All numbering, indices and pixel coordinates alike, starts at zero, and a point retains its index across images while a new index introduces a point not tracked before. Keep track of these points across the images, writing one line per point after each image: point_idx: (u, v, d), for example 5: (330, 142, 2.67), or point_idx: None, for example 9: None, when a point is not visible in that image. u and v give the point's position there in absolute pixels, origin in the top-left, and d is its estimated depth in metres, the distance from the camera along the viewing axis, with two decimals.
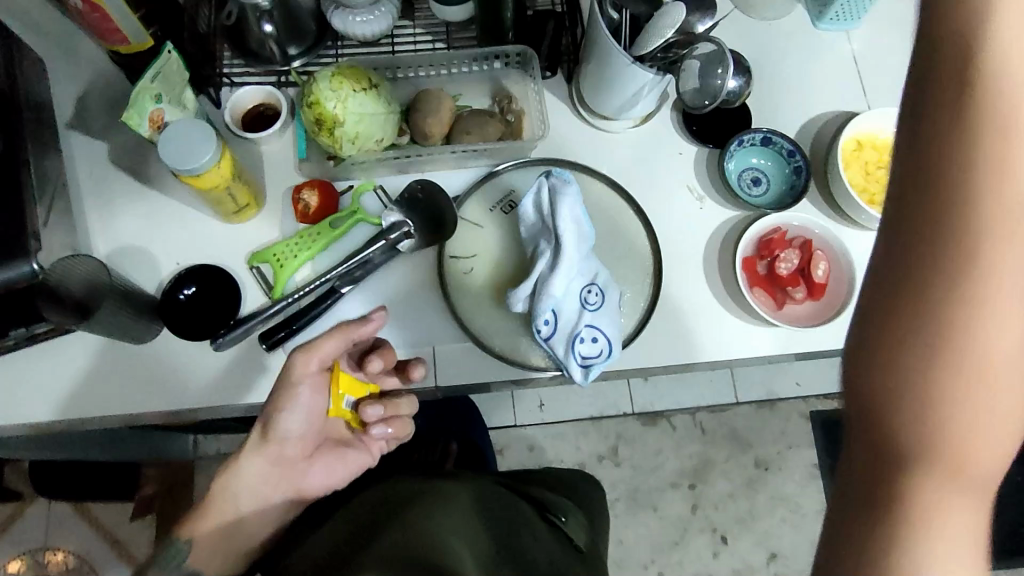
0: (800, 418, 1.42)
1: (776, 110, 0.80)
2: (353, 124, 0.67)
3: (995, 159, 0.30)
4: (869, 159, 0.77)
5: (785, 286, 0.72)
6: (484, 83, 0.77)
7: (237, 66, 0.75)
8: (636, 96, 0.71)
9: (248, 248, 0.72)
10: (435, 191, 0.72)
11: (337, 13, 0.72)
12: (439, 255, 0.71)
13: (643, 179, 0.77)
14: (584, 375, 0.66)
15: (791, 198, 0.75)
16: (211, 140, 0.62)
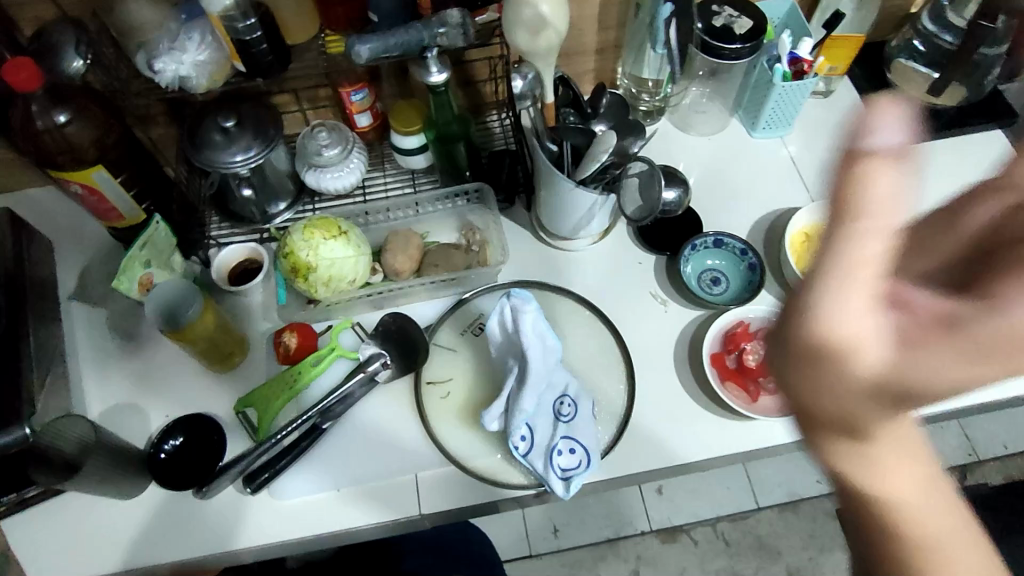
0: (827, 517, 1.36)
1: (726, 216, 0.86)
2: (326, 269, 0.73)
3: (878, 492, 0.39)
4: (819, 248, 0.80)
5: (756, 378, 0.72)
6: (451, 218, 0.84)
7: (225, 229, 0.83)
8: (587, 215, 0.77)
9: (235, 394, 0.75)
10: (407, 321, 0.76)
11: (310, 172, 0.80)
12: (416, 382, 0.74)
13: (607, 289, 0.81)
14: (566, 488, 0.65)
15: (748, 291, 0.78)
16: (197, 294, 0.69)
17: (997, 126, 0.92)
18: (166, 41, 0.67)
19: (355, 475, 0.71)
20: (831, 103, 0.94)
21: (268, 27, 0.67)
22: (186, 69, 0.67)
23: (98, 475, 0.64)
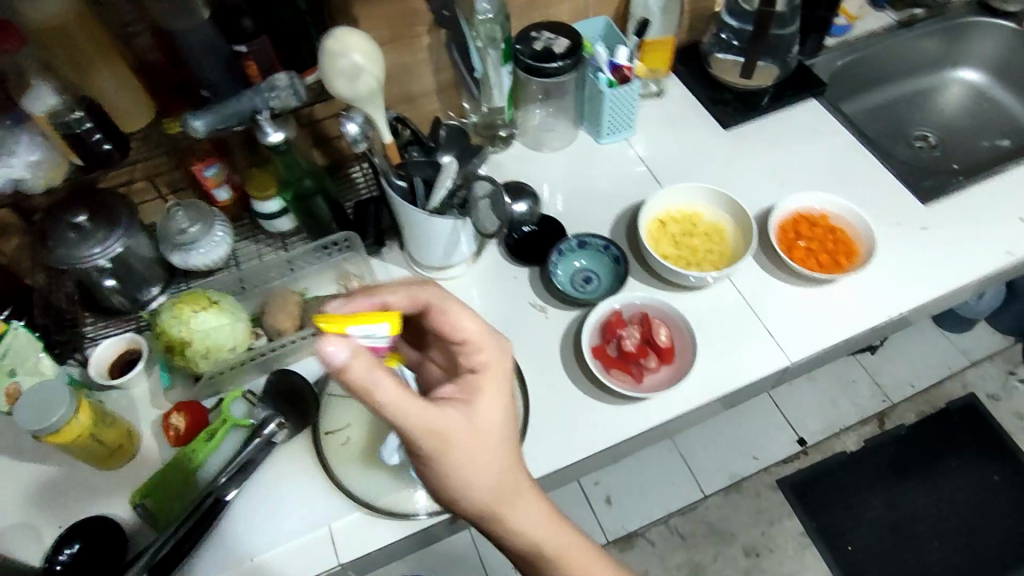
0: (769, 490, 1.40)
1: (588, 220, 0.91)
2: (201, 341, 0.73)
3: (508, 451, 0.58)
4: (674, 231, 0.86)
5: (637, 360, 0.76)
6: (329, 271, 0.85)
7: (100, 326, 0.82)
8: (452, 241, 0.79)
9: (132, 488, 0.73)
10: (292, 375, 0.77)
11: (176, 253, 0.80)
12: (314, 435, 0.74)
13: (489, 308, 0.83)
14: None
15: (617, 282, 0.83)
16: (64, 394, 0.67)
17: (812, 96, 1.01)
18: None
19: (268, 539, 0.70)
20: (665, 101, 1.02)
21: (99, 118, 0.69)
22: (19, 171, 0.67)
23: None
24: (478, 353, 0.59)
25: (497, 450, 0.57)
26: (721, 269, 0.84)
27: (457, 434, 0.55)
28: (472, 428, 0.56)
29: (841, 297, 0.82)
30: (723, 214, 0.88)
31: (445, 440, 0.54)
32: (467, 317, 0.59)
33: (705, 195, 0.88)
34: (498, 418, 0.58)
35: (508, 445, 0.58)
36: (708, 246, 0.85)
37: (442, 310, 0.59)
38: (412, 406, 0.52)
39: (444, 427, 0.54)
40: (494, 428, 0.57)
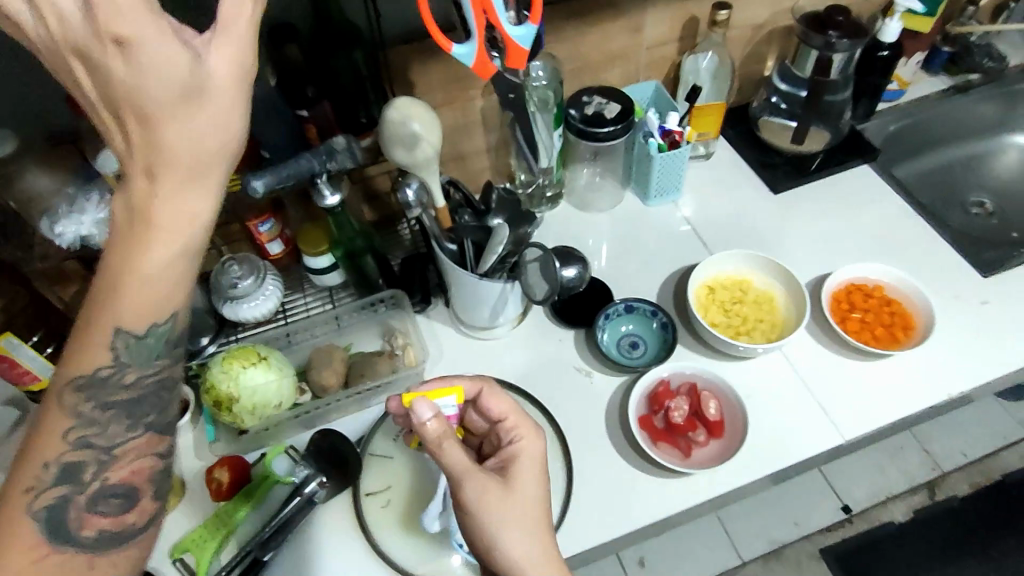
0: (811, 559, 1.34)
1: (635, 282, 0.90)
2: (249, 397, 0.73)
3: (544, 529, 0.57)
4: (723, 298, 0.85)
5: (685, 433, 0.74)
6: (374, 327, 0.86)
7: None
8: (499, 302, 0.80)
9: (169, 541, 0.72)
10: (335, 435, 0.76)
11: (227, 305, 0.82)
12: (354, 495, 0.73)
13: (533, 370, 0.83)
14: None
15: (665, 349, 0.82)
16: None
17: (863, 161, 1.00)
18: (64, 205, 0.70)
19: None
20: (712, 164, 1.02)
21: None
22: (87, 228, 0.70)
23: None
24: (516, 430, 0.62)
25: (534, 524, 0.57)
26: (773, 340, 0.82)
27: (491, 494, 0.57)
28: (512, 495, 0.57)
29: (898, 372, 0.80)
30: (773, 282, 0.86)
31: (486, 496, 0.57)
32: (501, 398, 0.63)
33: (756, 263, 0.87)
34: (537, 492, 0.59)
35: (541, 516, 0.58)
36: (759, 315, 0.84)
37: (486, 396, 0.64)
38: (459, 464, 0.57)
39: (483, 489, 0.57)
40: (535, 500, 0.58)
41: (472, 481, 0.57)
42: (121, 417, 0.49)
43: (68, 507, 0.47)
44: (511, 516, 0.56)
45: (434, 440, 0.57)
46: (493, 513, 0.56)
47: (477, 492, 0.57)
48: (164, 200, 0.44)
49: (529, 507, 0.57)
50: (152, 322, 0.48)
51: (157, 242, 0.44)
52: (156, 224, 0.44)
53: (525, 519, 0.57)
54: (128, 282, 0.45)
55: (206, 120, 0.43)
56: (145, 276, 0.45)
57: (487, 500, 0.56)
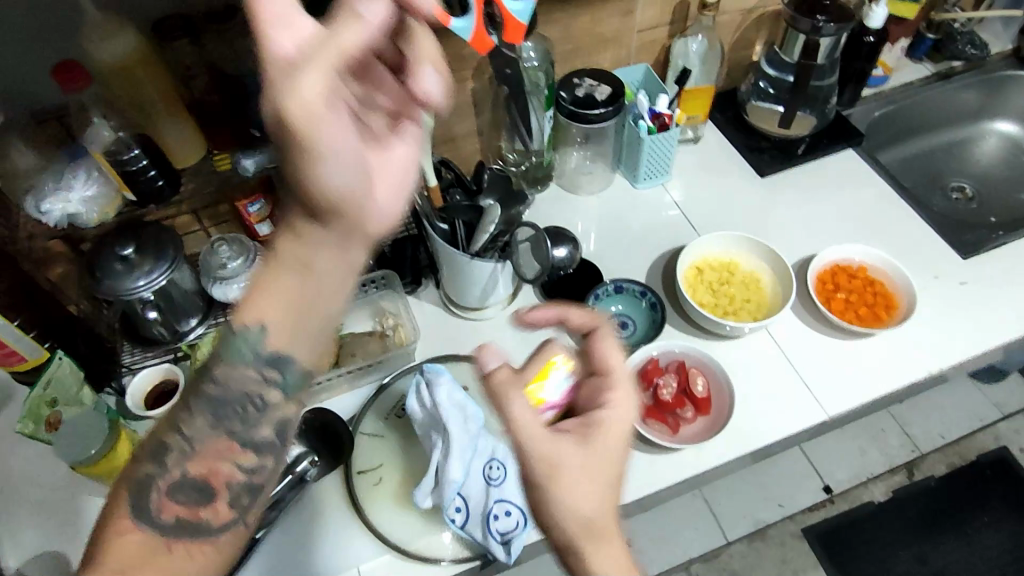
0: (794, 538, 1.37)
1: (624, 264, 0.91)
2: None
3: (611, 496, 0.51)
4: (711, 278, 0.86)
5: (673, 410, 0.76)
6: (365, 307, 0.86)
7: (137, 354, 0.82)
8: (491, 282, 0.80)
9: None
10: (327, 414, 0.76)
11: (216, 285, 0.81)
12: (346, 473, 0.73)
13: (524, 350, 0.83)
14: (508, 551, 0.66)
15: (654, 329, 0.83)
16: (104, 428, 0.70)
17: (849, 146, 1.02)
18: (52, 181, 0.69)
19: None
20: (700, 147, 1.02)
21: (153, 153, 0.71)
22: (74, 206, 0.69)
23: None
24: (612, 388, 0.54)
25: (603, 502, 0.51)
26: (759, 319, 0.83)
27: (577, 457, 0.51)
28: (591, 455, 0.51)
29: (881, 351, 0.81)
30: (760, 262, 0.87)
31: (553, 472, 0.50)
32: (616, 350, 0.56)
33: (743, 244, 0.88)
34: (620, 454, 0.53)
35: (614, 483, 0.52)
36: (746, 295, 0.85)
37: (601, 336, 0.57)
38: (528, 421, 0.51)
39: (576, 448, 0.51)
40: (609, 462, 0.52)
41: (545, 443, 0.51)
42: (210, 413, 0.51)
43: (149, 491, 0.50)
44: (580, 490, 0.50)
45: (510, 379, 0.53)
46: (552, 479, 0.50)
47: (540, 446, 0.51)
48: (322, 243, 0.46)
49: (585, 469, 0.51)
50: (261, 332, 0.49)
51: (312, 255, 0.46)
52: (314, 272, 0.47)
53: (554, 478, 0.50)
54: (303, 316, 0.49)
55: (353, 196, 0.45)
56: (273, 289, 0.48)
57: (543, 465, 0.51)
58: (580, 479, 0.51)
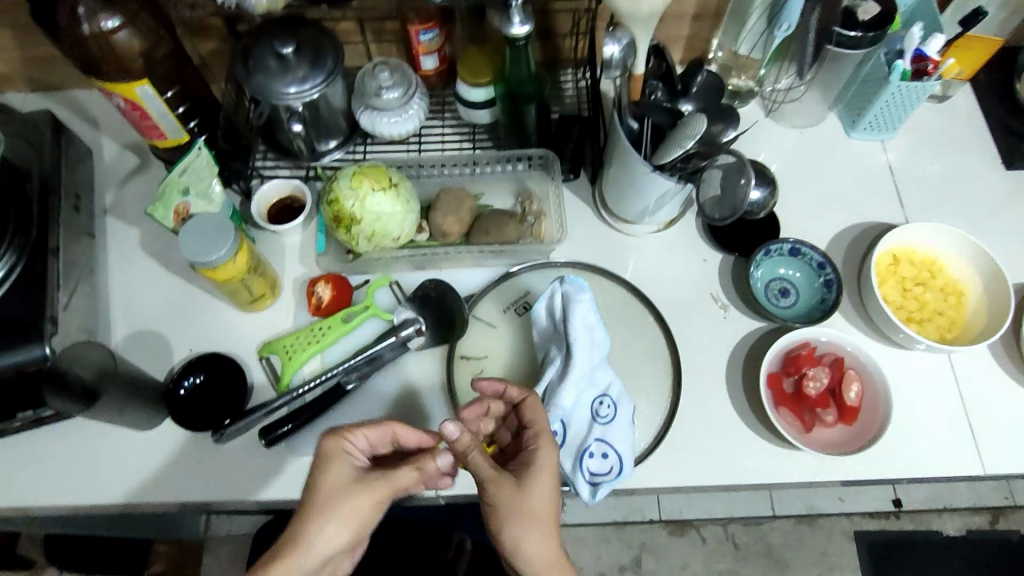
0: (843, 537, 1.23)
1: (808, 221, 0.78)
2: (370, 222, 0.68)
3: (525, 511, 0.53)
4: (906, 274, 0.73)
5: (814, 408, 0.66)
6: (508, 182, 0.78)
7: (270, 160, 0.78)
8: (659, 201, 0.70)
9: (259, 337, 0.72)
10: (448, 291, 0.70)
11: (366, 113, 0.74)
12: (449, 355, 0.69)
13: (663, 284, 0.75)
14: (592, 493, 0.62)
15: (821, 312, 0.71)
16: (230, 234, 0.64)
17: None
18: None
19: None
20: (944, 111, 0.84)
21: None
22: None
23: (116, 403, 0.63)
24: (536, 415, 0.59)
25: (551, 469, 0.55)
26: (946, 340, 0.71)
27: (545, 482, 0.55)
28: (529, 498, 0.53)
29: None
30: (971, 274, 0.73)
31: (529, 517, 0.53)
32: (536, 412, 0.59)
33: (963, 247, 0.73)
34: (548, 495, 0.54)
35: (541, 491, 0.54)
36: (940, 307, 0.72)
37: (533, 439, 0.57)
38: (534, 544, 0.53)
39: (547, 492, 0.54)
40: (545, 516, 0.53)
41: (531, 471, 0.55)
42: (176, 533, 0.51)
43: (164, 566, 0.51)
44: (521, 505, 0.53)
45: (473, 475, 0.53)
46: (522, 523, 0.52)
47: (536, 487, 0.54)
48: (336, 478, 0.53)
49: (544, 518, 0.53)
50: None
51: (338, 475, 0.53)
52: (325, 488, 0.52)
53: (522, 509, 0.53)
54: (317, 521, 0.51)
55: None
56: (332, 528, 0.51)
57: (540, 514, 0.53)
58: (539, 514, 0.53)
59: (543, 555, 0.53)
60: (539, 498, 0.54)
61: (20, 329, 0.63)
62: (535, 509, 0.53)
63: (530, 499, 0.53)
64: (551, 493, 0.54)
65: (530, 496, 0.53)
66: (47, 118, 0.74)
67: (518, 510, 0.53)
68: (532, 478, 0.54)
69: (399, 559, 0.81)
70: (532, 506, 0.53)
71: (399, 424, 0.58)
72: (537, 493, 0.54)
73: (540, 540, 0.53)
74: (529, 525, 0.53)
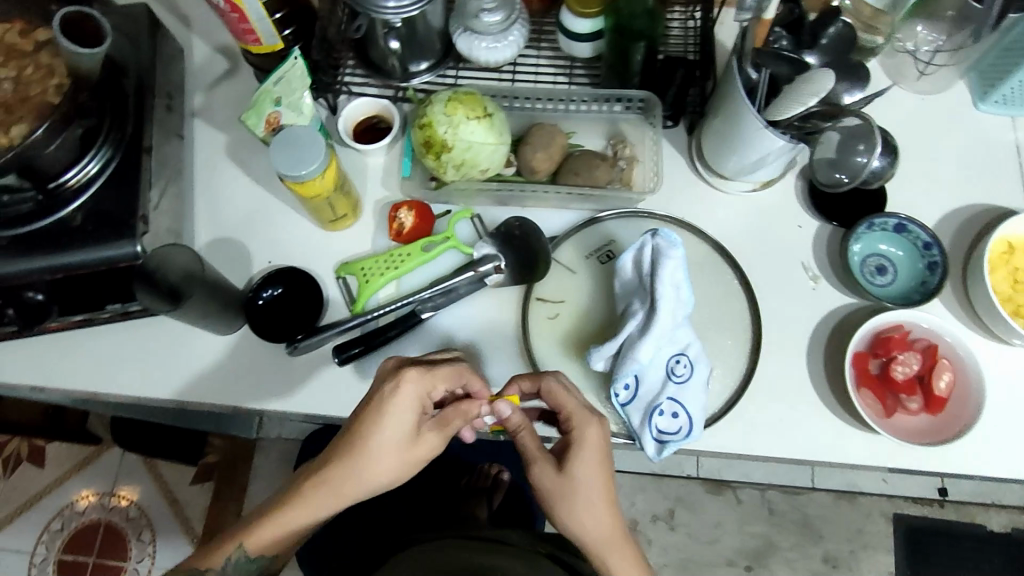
0: (881, 518, 1.18)
1: (918, 196, 0.73)
2: (461, 151, 0.66)
3: (570, 496, 0.54)
4: (1020, 265, 0.68)
5: (899, 393, 0.64)
6: (601, 124, 0.74)
7: (358, 77, 0.75)
8: (762, 160, 0.66)
9: (338, 256, 0.72)
10: (532, 230, 0.69)
11: (464, 35, 0.71)
12: (526, 295, 0.69)
13: (752, 247, 0.71)
14: (658, 451, 0.61)
15: (919, 295, 0.68)
16: (322, 149, 0.63)
17: None
18: None
19: None
20: None
21: None
22: None
23: (202, 307, 0.64)
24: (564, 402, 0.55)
25: (595, 449, 0.54)
26: None
27: (591, 462, 0.54)
28: (574, 480, 0.54)
29: None
30: None
31: (576, 501, 0.54)
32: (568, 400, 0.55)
33: None
34: (594, 473, 0.54)
35: (586, 473, 0.54)
36: None
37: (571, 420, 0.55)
38: (585, 521, 0.54)
39: (593, 470, 0.54)
40: (592, 494, 0.54)
41: (575, 451, 0.54)
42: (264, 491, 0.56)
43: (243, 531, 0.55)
44: (567, 486, 0.54)
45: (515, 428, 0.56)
46: (570, 505, 0.54)
47: (581, 469, 0.54)
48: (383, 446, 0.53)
49: (592, 496, 0.54)
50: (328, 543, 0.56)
51: (387, 439, 0.53)
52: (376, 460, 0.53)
53: (569, 491, 0.54)
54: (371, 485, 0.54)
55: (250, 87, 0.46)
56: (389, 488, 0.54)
57: (588, 496, 0.54)
58: (586, 494, 0.54)
59: (594, 529, 0.54)
60: (586, 478, 0.54)
61: (112, 224, 0.64)
62: (582, 492, 0.54)
63: (578, 482, 0.54)
64: (597, 470, 0.54)
65: (574, 480, 0.54)
66: (144, 13, 0.73)
67: (563, 496, 0.54)
68: (577, 459, 0.54)
69: (445, 484, 0.83)
70: (579, 488, 0.54)
71: (463, 372, 0.55)
72: (582, 476, 0.54)
73: (591, 516, 0.54)
74: (581, 506, 0.54)
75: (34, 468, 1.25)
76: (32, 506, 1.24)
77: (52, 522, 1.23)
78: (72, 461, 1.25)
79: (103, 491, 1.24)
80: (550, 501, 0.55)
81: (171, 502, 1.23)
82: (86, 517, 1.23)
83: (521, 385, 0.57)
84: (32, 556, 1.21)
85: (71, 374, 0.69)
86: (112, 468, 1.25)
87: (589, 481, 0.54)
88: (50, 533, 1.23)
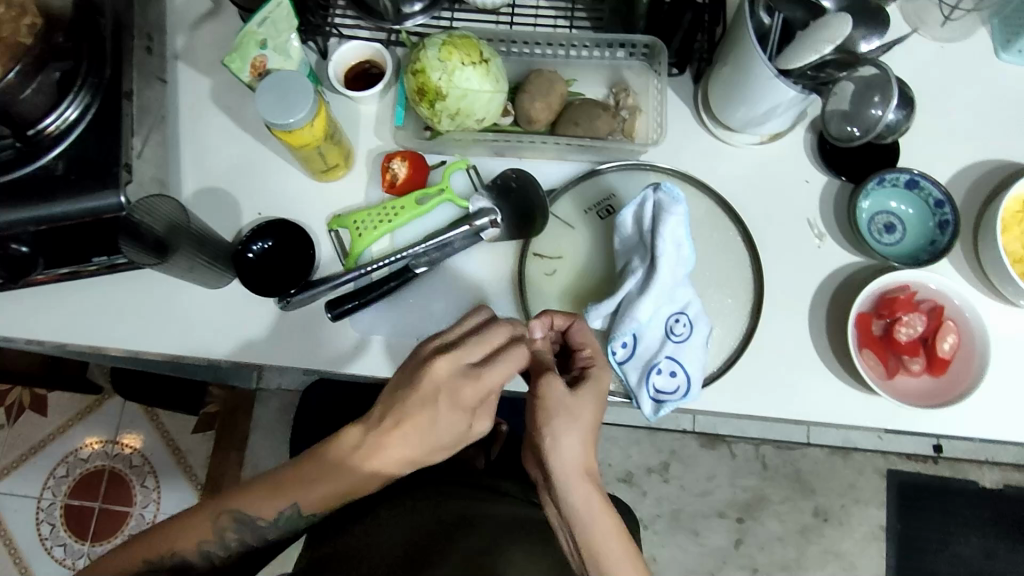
0: (874, 473, 1.19)
1: (932, 151, 0.70)
2: (456, 99, 0.63)
3: (571, 418, 0.52)
4: None
5: (901, 354, 0.63)
6: (602, 71, 0.71)
7: (349, 17, 0.72)
8: (772, 111, 0.63)
9: (329, 208, 0.70)
10: (530, 182, 0.66)
11: None
12: (523, 251, 0.67)
13: (757, 202, 0.69)
14: (654, 409, 0.61)
15: (927, 255, 0.66)
16: (310, 96, 0.60)
17: None
18: None
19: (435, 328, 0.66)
20: None
21: None
22: None
23: (186, 260, 0.62)
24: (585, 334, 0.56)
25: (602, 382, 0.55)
26: None
27: (596, 393, 0.54)
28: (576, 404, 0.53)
29: None
30: None
31: (575, 423, 0.52)
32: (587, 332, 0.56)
33: None
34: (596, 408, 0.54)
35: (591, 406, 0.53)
36: None
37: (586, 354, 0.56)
38: (574, 452, 0.52)
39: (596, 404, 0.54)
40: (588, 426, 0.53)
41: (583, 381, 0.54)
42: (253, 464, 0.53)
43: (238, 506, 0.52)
44: (568, 411, 0.52)
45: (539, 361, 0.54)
46: (566, 429, 0.52)
47: (587, 397, 0.53)
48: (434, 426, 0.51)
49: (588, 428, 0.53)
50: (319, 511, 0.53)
51: (437, 421, 0.51)
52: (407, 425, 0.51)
53: (569, 413, 0.52)
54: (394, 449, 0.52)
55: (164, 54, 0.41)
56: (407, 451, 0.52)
57: (584, 423, 0.53)
58: (584, 424, 0.53)
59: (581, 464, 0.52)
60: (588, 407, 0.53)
61: (95, 173, 0.61)
62: (581, 418, 0.53)
63: (578, 408, 0.53)
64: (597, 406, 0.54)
65: (577, 402, 0.53)
66: None
67: (562, 416, 0.52)
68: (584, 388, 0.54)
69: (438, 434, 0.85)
70: (578, 413, 0.53)
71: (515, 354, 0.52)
72: (584, 399, 0.53)
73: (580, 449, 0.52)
74: (574, 435, 0.52)
75: (36, 416, 1.26)
76: (36, 452, 1.26)
77: (57, 468, 1.24)
78: (74, 409, 1.26)
79: (106, 439, 1.26)
80: (545, 419, 0.52)
81: (173, 450, 1.24)
82: (89, 464, 1.25)
83: (554, 320, 0.56)
84: (38, 502, 1.23)
85: (62, 326, 0.69)
86: (115, 417, 1.26)
87: (587, 412, 0.53)
88: (55, 479, 1.25)
